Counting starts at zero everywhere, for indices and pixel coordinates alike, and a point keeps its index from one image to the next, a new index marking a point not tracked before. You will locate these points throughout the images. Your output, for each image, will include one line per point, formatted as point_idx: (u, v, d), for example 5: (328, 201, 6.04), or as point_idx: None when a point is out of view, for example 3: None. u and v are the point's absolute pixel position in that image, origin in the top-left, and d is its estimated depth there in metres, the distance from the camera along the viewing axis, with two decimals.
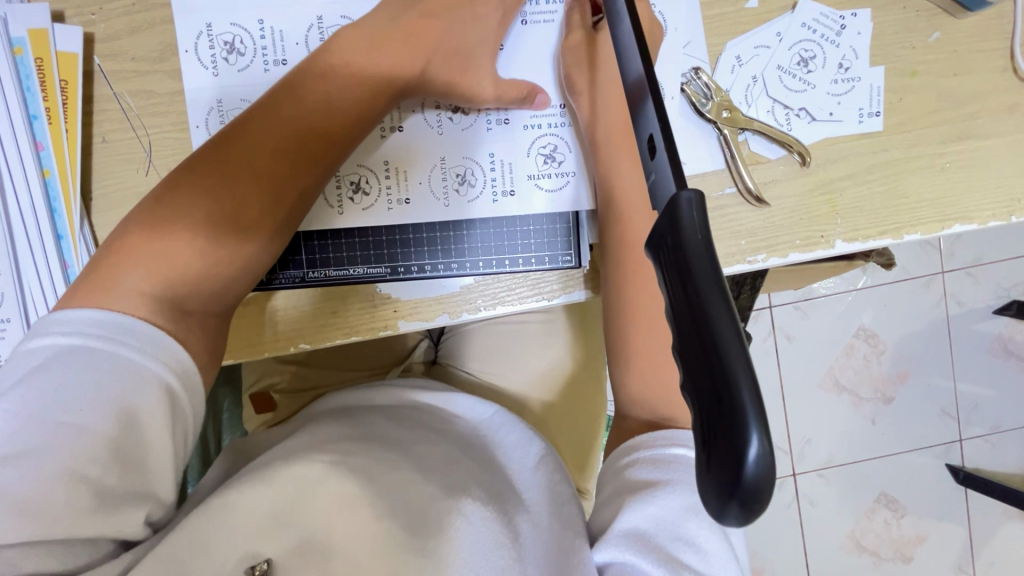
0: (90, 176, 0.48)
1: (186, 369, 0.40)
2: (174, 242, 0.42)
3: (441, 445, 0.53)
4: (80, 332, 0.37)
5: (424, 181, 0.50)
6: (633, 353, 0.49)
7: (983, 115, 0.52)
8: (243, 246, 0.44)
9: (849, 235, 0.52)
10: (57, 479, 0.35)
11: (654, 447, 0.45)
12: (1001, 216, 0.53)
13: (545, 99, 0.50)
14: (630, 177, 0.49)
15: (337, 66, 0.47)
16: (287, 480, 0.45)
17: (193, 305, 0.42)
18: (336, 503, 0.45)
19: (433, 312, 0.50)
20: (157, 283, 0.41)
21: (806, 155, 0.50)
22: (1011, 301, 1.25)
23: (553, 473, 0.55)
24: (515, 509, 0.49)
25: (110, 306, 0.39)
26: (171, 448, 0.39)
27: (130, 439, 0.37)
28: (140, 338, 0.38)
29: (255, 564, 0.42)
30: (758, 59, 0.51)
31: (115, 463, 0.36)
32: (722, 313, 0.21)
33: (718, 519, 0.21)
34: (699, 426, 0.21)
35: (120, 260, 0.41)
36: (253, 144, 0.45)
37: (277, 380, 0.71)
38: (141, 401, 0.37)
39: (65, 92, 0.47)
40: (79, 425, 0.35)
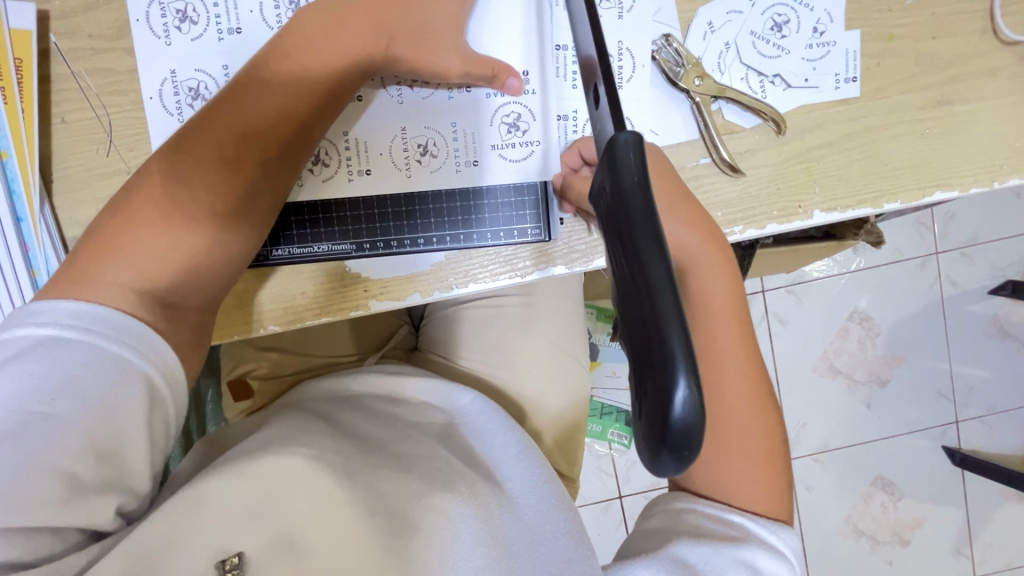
0: (49, 157, 0.47)
1: (168, 362, 0.39)
2: (143, 225, 0.40)
3: (420, 441, 0.54)
4: (56, 323, 0.37)
5: (384, 152, 0.48)
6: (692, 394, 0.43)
7: (963, 79, 0.51)
8: (221, 231, 0.42)
9: (827, 205, 0.51)
10: (29, 469, 0.35)
11: (716, 505, 0.42)
12: (983, 182, 0.52)
13: (517, 85, 0.47)
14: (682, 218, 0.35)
15: (302, 33, 0.44)
16: (263, 470, 0.46)
17: (178, 295, 0.41)
18: (318, 492, 0.47)
19: (403, 291, 0.49)
20: (134, 267, 0.40)
21: (781, 122, 0.49)
22: (1005, 280, 1.24)
23: (533, 458, 0.54)
24: (496, 503, 0.50)
25: (90, 297, 0.38)
26: (149, 439, 0.39)
27: (106, 431, 0.37)
28: (119, 329, 0.38)
29: (228, 557, 0.43)
30: (730, 24, 0.50)
31: (90, 455, 0.36)
32: (657, 257, 0.20)
33: (652, 473, 0.21)
34: (635, 379, 0.21)
35: (96, 247, 0.40)
36: (217, 119, 0.43)
37: (255, 368, 0.70)
38: (120, 394, 0.37)
39: (20, 72, 0.46)
40: (54, 415, 0.35)
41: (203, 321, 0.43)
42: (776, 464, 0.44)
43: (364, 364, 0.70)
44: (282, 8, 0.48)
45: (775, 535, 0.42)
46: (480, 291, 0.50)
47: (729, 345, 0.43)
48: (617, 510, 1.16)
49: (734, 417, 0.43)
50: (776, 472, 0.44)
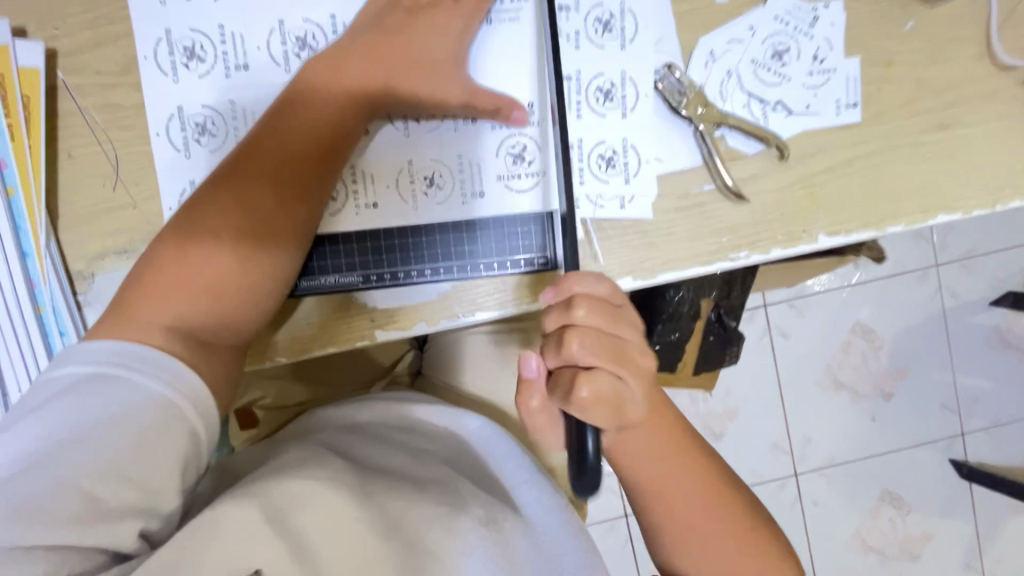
0: (56, 192, 0.48)
1: (197, 394, 0.42)
2: (180, 270, 0.43)
3: (431, 466, 0.55)
4: (99, 361, 0.40)
5: (391, 185, 0.48)
6: (666, 521, 0.49)
7: (963, 103, 0.51)
8: (248, 275, 0.44)
9: (831, 228, 0.51)
10: (66, 494, 0.37)
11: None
12: (986, 204, 0.52)
13: (521, 116, 0.47)
14: (615, 391, 0.41)
15: (316, 75, 0.45)
16: (282, 490, 0.47)
17: (210, 333, 0.44)
18: (336, 511, 0.48)
19: (410, 321, 0.49)
20: (170, 308, 0.42)
21: (784, 148, 0.50)
22: (1007, 292, 1.24)
23: (546, 486, 0.58)
24: (511, 530, 0.52)
25: (130, 338, 0.41)
26: (178, 469, 0.41)
27: (140, 459, 0.39)
28: (153, 364, 0.41)
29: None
30: (731, 53, 0.50)
31: (123, 482, 0.39)
32: None
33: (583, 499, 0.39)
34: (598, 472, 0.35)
35: (138, 290, 0.43)
36: (244, 165, 0.44)
37: (261, 396, 0.70)
38: (155, 425, 0.40)
39: (27, 109, 0.46)
40: (96, 443, 0.38)
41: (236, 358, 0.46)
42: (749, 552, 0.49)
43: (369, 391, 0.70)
44: (289, 44, 0.47)
45: None
46: (488, 319, 0.49)
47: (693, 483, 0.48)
48: (623, 528, 1.15)
49: (704, 531, 0.48)
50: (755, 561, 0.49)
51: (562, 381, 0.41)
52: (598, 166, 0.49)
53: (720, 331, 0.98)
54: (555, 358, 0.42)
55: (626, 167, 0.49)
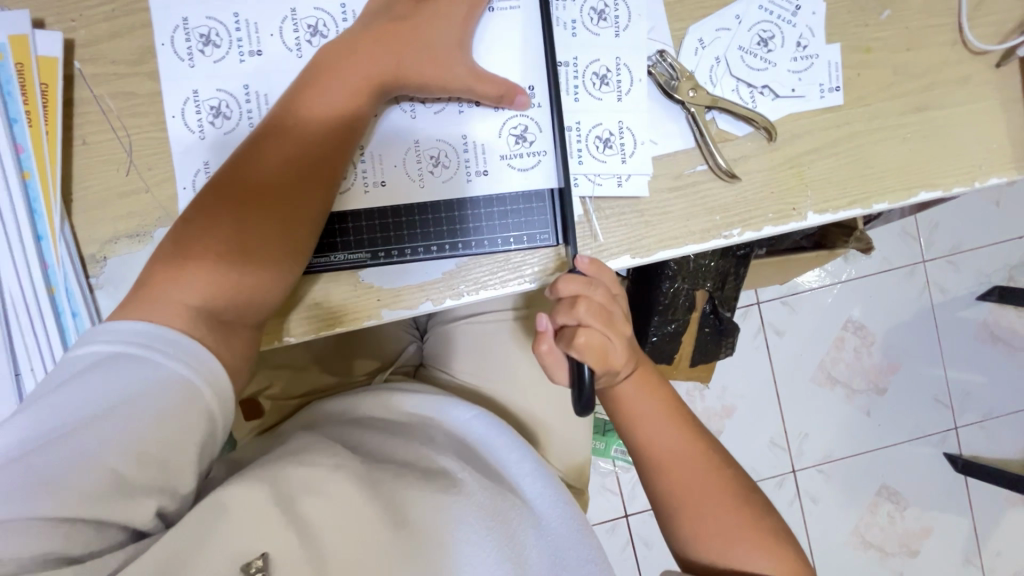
0: (71, 177, 0.49)
1: (217, 377, 0.43)
2: (203, 251, 0.44)
3: (434, 453, 0.58)
4: (122, 341, 0.41)
5: (398, 164, 0.49)
6: (672, 490, 0.55)
7: (939, 87, 0.54)
8: (269, 256, 0.45)
9: (819, 207, 0.54)
10: (87, 470, 0.38)
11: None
12: (965, 182, 0.55)
13: (524, 100, 0.48)
14: (611, 347, 0.45)
15: (330, 60, 0.46)
16: (295, 476, 0.51)
17: (232, 314, 0.45)
18: (343, 500, 0.51)
19: (415, 300, 0.50)
20: (193, 289, 0.44)
21: (772, 130, 0.52)
22: (992, 286, 1.27)
23: (547, 481, 0.60)
24: (515, 520, 0.55)
25: (155, 317, 0.43)
26: (197, 447, 0.43)
27: (161, 438, 0.41)
28: (175, 346, 0.42)
29: (252, 560, 0.46)
30: (720, 40, 0.53)
31: (143, 460, 0.40)
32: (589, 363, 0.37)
33: (580, 415, 0.45)
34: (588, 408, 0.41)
35: (162, 272, 0.44)
36: (263, 150, 0.46)
37: (265, 387, 0.72)
38: (176, 405, 0.41)
39: (45, 96, 0.48)
40: (118, 420, 0.39)
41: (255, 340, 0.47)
42: (749, 521, 0.54)
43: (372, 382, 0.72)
44: (301, 31, 0.49)
45: None
46: (490, 297, 0.51)
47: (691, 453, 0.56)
48: (624, 529, 1.23)
49: (707, 498, 0.54)
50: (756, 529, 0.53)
51: (568, 332, 0.44)
52: (596, 147, 0.51)
53: (715, 323, 1.00)
54: (564, 317, 0.44)
55: (623, 148, 0.51)
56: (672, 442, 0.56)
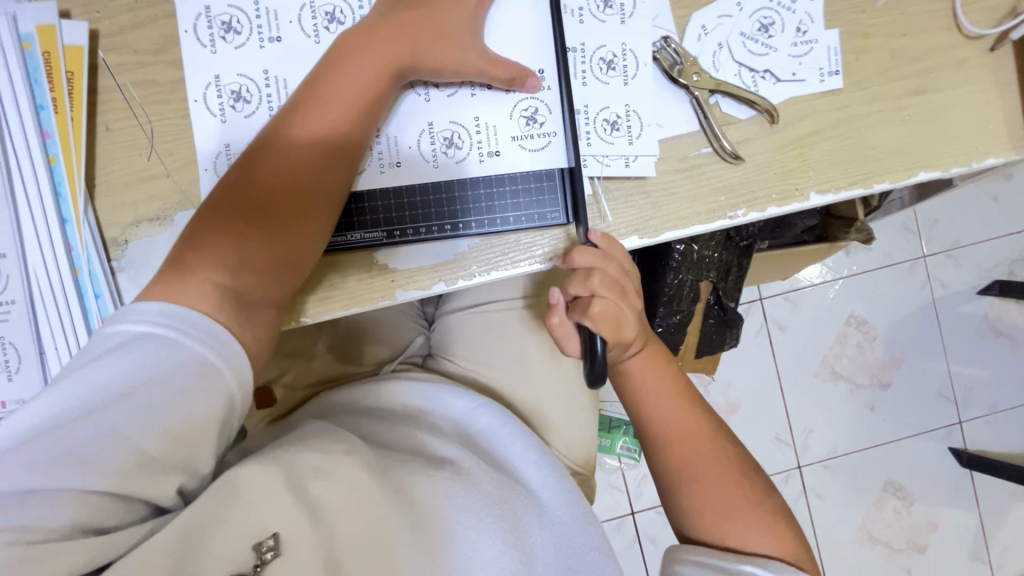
0: (94, 162, 0.50)
1: (239, 360, 0.44)
2: (231, 231, 0.46)
3: (442, 442, 0.60)
4: (149, 320, 0.42)
5: (413, 145, 0.51)
6: (676, 468, 0.56)
7: (935, 70, 0.56)
8: (294, 239, 0.47)
9: (821, 187, 0.55)
10: (111, 445, 0.39)
11: (722, 559, 0.52)
12: (962, 162, 0.56)
13: (535, 82, 0.50)
14: (623, 317, 0.47)
15: (352, 45, 0.47)
16: (305, 464, 0.53)
17: (258, 295, 0.46)
18: (352, 486, 0.53)
19: (428, 280, 0.52)
20: (222, 268, 0.45)
21: (773, 112, 0.54)
22: (993, 280, 1.28)
23: (550, 469, 0.62)
24: (519, 507, 0.57)
25: (184, 295, 0.44)
26: (218, 428, 0.44)
27: (182, 417, 0.41)
28: (199, 327, 0.43)
29: (264, 539, 0.48)
30: (722, 27, 0.55)
31: (165, 438, 0.41)
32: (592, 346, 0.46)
33: (590, 387, 0.47)
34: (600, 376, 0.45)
35: (191, 251, 0.45)
36: (288, 132, 0.47)
37: (276, 376, 0.73)
38: (199, 385, 0.42)
39: (70, 83, 0.49)
40: (142, 398, 0.40)
41: (277, 321, 0.48)
42: (753, 503, 0.54)
43: (381, 371, 0.73)
44: (319, 18, 0.51)
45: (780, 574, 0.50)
46: (502, 278, 0.52)
47: (697, 433, 0.57)
48: (631, 526, 1.23)
49: (712, 478, 0.55)
50: (760, 512, 0.54)
51: (583, 302, 0.47)
52: (604, 129, 0.53)
53: (719, 314, 1.01)
54: (578, 287, 0.47)
55: (630, 130, 0.53)
56: (677, 419, 0.57)
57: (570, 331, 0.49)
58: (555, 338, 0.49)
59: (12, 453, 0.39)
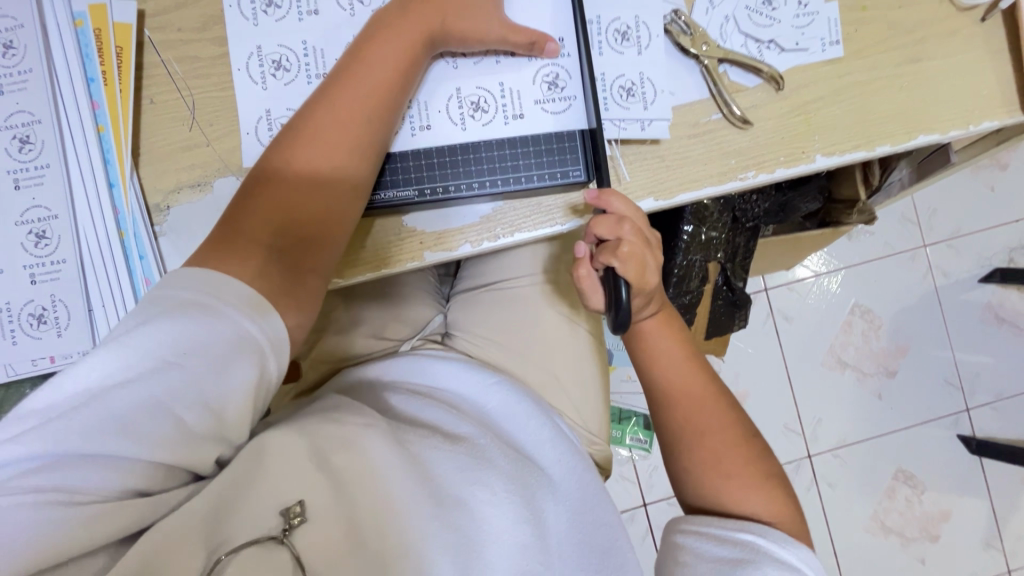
0: (139, 132, 0.53)
1: (277, 334, 0.45)
2: (273, 196, 0.47)
3: (458, 418, 0.60)
4: (190, 290, 0.43)
5: (441, 110, 0.54)
6: (677, 425, 0.57)
7: (930, 40, 0.59)
8: (332, 204, 0.48)
9: (827, 150, 0.58)
10: (152, 414, 0.40)
11: (723, 526, 0.51)
12: (959, 127, 0.59)
13: (554, 48, 0.53)
14: (646, 266, 0.51)
15: (386, 21, 0.50)
16: (329, 432, 0.53)
17: (301, 260, 0.48)
18: (372, 459, 0.52)
19: (455, 241, 0.54)
20: (267, 233, 0.47)
21: (779, 78, 0.57)
22: (994, 268, 1.31)
23: (566, 447, 0.63)
24: (537, 483, 0.58)
25: (232, 258, 0.45)
26: (254, 399, 0.44)
27: (220, 387, 0.42)
28: (239, 300, 0.43)
29: (290, 505, 0.48)
30: (728, 1, 0.58)
31: (202, 408, 0.42)
32: (617, 293, 0.49)
33: (613, 333, 0.51)
34: (623, 320, 0.49)
35: (237, 217, 0.47)
36: (324, 101, 0.48)
37: (302, 351, 0.76)
38: (239, 356, 0.42)
39: (119, 58, 0.53)
40: (182, 368, 0.41)
41: (320, 287, 0.50)
42: (751, 465, 0.55)
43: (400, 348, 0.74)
44: None
45: (784, 549, 0.48)
46: (524, 240, 0.55)
47: (701, 393, 0.58)
48: (643, 518, 1.23)
49: (713, 437, 0.56)
50: (758, 474, 0.54)
51: (610, 245, 0.50)
52: (620, 95, 0.56)
53: (728, 295, 1.03)
54: (607, 229, 0.50)
55: (644, 96, 0.56)
56: (684, 381, 0.58)
57: (593, 283, 0.53)
58: (579, 288, 0.54)
59: (57, 421, 0.39)
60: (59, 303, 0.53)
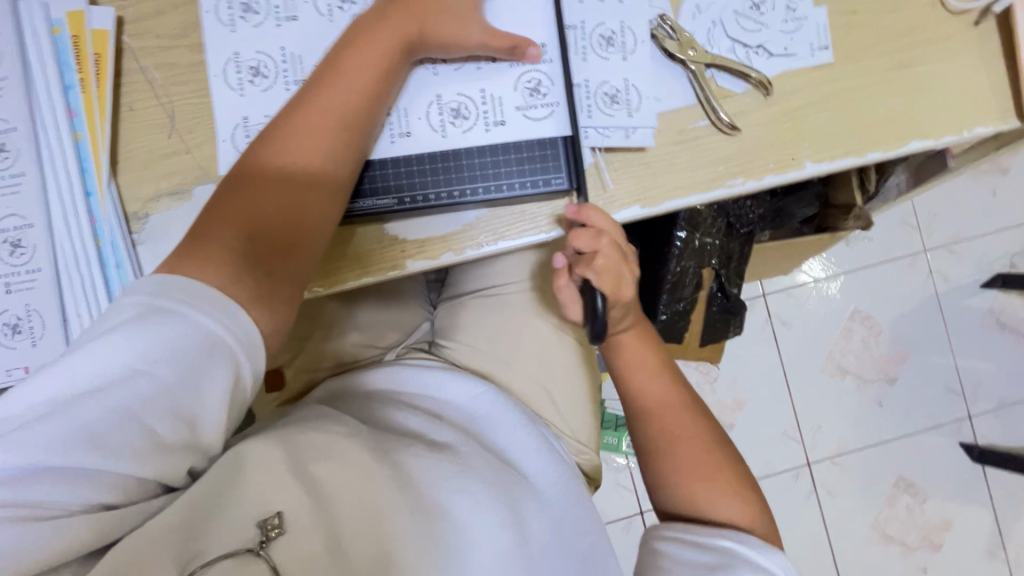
0: (117, 139, 0.53)
1: (252, 341, 0.44)
2: (247, 202, 0.46)
3: (442, 427, 0.59)
4: (163, 295, 0.42)
5: (421, 117, 0.53)
6: (648, 435, 0.57)
7: (922, 45, 0.58)
8: (307, 210, 0.47)
9: (817, 157, 0.57)
10: (120, 423, 0.39)
11: (702, 532, 0.50)
12: (952, 133, 0.58)
13: (536, 53, 0.52)
14: (621, 277, 0.52)
15: (364, 25, 0.49)
16: (308, 441, 0.52)
17: (276, 267, 0.47)
18: (353, 468, 0.51)
19: (437, 250, 0.53)
20: (240, 240, 0.46)
21: (767, 84, 0.56)
22: (996, 273, 1.29)
23: (552, 456, 0.62)
24: (523, 494, 0.56)
25: (203, 265, 0.44)
26: (227, 408, 0.43)
27: (192, 395, 0.41)
28: (214, 305, 0.43)
29: (268, 516, 0.47)
30: (715, 6, 0.57)
31: (174, 417, 0.41)
32: (594, 306, 0.50)
33: (591, 343, 0.53)
34: (599, 331, 0.50)
35: (210, 224, 0.46)
36: (300, 106, 0.48)
37: (287, 358, 0.75)
38: (212, 364, 0.41)
39: (97, 65, 0.52)
40: (152, 376, 0.40)
41: (294, 295, 0.49)
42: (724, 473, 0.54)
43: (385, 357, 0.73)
44: None
45: (763, 555, 0.47)
46: (507, 248, 0.54)
47: (671, 402, 0.57)
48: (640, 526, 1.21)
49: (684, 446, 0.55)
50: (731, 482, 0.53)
51: (587, 257, 0.51)
52: (604, 102, 0.55)
53: (722, 302, 1.03)
54: (586, 243, 0.49)
55: (629, 103, 0.55)
56: (658, 393, 0.58)
57: (571, 294, 0.54)
58: (558, 299, 0.55)
59: (22, 431, 0.37)
60: (33, 312, 0.52)
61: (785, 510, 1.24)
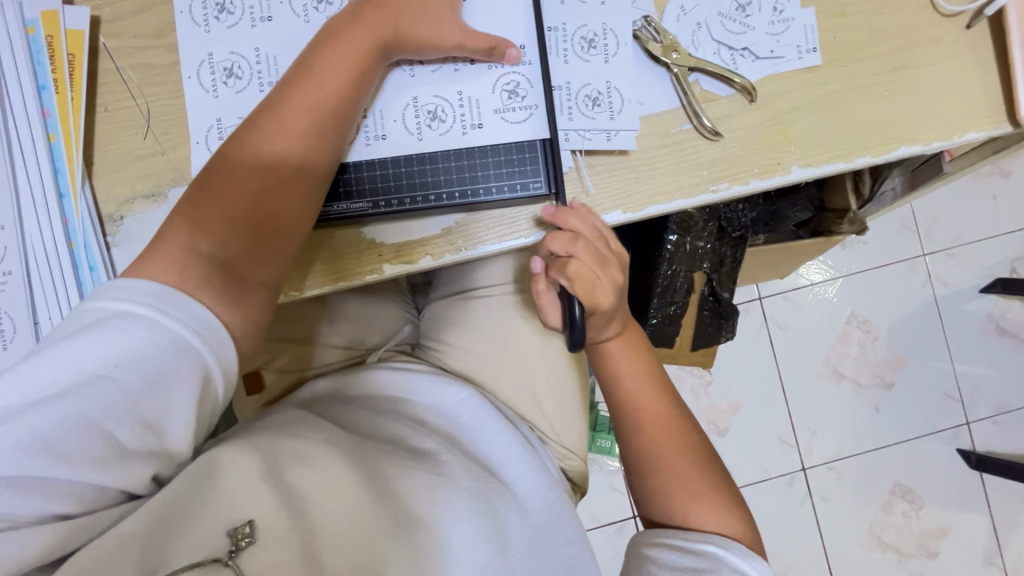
0: (91, 140, 0.52)
1: (222, 345, 0.44)
2: (216, 205, 0.46)
3: (422, 433, 0.58)
4: (129, 299, 0.41)
5: (397, 119, 0.52)
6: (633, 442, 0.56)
7: (912, 48, 0.57)
8: (278, 214, 0.47)
9: (804, 161, 0.56)
10: (80, 430, 0.39)
11: (688, 538, 0.49)
12: (944, 137, 0.56)
13: (515, 54, 0.51)
14: (597, 282, 0.51)
15: (338, 26, 0.49)
16: (283, 448, 0.52)
17: (245, 271, 0.46)
18: (328, 475, 0.51)
19: (415, 255, 0.53)
20: (209, 243, 0.45)
21: (751, 88, 0.55)
22: (996, 278, 1.27)
23: (534, 463, 0.61)
24: (501, 502, 0.55)
25: (171, 269, 0.44)
26: (195, 414, 0.43)
27: (157, 402, 0.41)
28: (181, 310, 0.42)
29: (238, 525, 0.46)
30: (700, 7, 0.56)
31: (137, 423, 0.40)
32: (570, 311, 0.50)
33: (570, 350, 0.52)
34: (574, 337, 0.50)
35: (179, 227, 0.46)
36: (271, 107, 0.47)
37: (271, 360, 0.73)
38: (178, 370, 0.41)
39: (72, 66, 0.52)
40: (114, 382, 0.39)
41: (266, 299, 0.48)
42: (705, 481, 0.53)
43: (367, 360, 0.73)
44: None
45: (747, 561, 0.47)
46: (486, 253, 0.53)
47: (655, 409, 0.56)
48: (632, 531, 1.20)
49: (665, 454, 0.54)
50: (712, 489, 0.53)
51: (561, 261, 0.50)
52: (585, 105, 0.54)
53: (714, 306, 1.01)
54: (559, 246, 0.49)
55: (611, 106, 0.54)
56: (645, 400, 0.56)
57: (551, 299, 0.54)
58: (539, 304, 0.54)
59: None
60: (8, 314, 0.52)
61: (780, 516, 1.22)
